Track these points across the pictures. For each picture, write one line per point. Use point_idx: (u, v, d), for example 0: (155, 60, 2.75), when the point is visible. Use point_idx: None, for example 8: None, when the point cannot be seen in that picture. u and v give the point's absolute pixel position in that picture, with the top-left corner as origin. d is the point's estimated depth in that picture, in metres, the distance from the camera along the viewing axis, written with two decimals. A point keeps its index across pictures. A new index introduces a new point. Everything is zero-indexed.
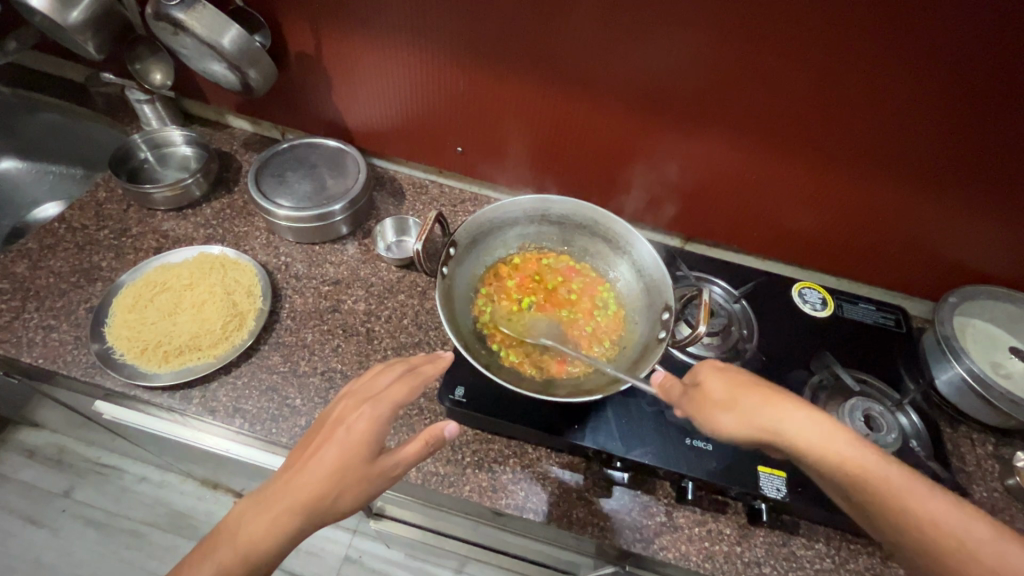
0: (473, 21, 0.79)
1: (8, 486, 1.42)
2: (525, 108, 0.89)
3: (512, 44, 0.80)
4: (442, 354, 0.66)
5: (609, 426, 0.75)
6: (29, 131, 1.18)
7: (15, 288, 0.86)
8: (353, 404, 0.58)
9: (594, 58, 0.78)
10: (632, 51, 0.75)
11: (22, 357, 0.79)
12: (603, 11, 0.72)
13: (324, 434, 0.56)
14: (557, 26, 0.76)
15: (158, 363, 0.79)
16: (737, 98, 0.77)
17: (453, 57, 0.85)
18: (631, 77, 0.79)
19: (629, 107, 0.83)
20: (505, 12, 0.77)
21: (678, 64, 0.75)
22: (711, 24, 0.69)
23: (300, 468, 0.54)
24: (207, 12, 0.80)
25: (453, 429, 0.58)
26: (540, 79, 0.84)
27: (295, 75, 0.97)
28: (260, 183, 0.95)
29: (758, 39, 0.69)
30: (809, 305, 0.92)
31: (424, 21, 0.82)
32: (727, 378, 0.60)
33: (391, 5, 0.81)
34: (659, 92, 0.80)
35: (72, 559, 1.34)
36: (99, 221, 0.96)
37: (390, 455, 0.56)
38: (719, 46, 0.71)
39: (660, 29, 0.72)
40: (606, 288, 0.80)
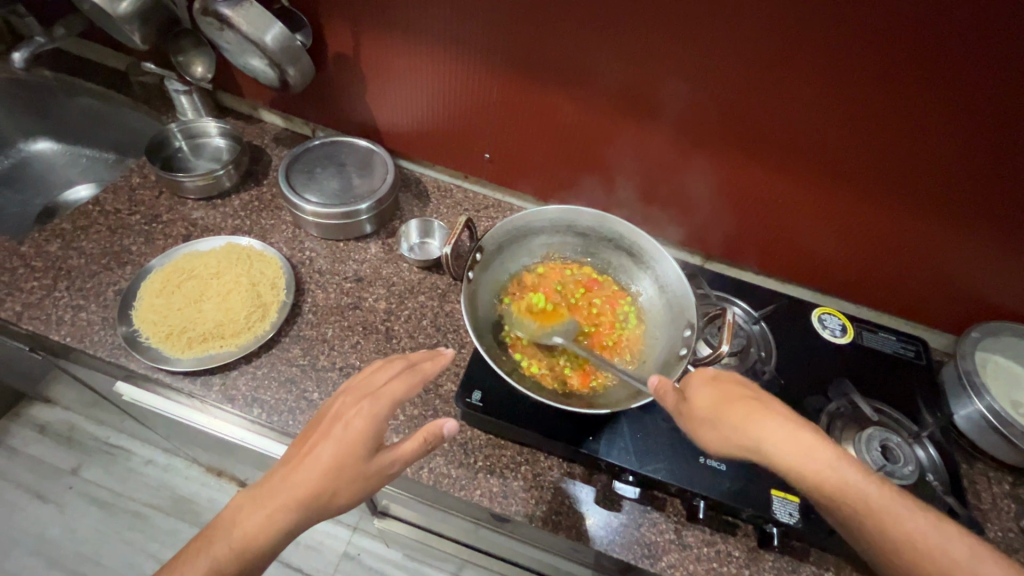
0: (514, 34, 0.81)
1: (18, 460, 1.44)
2: (554, 120, 0.90)
3: (551, 59, 0.82)
4: (442, 350, 0.65)
5: (624, 439, 0.75)
6: (67, 114, 1.21)
7: (47, 266, 0.88)
8: (351, 400, 0.58)
9: (631, 77, 0.79)
10: (670, 72, 0.77)
11: (51, 335, 0.80)
12: (645, 31, 0.73)
13: (322, 429, 0.56)
14: (592, 43, 0.77)
15: (182, 348, 0.80)
16: (772, 124, 0.77)
17: (491, 68, 0.87)
18: (663, 96, 0.80)
19: (662, 126, 0.84)
20: (543, 26, 0.78)
21: (715, 87, 0.76)
22: (752, 50, 0.70)
23: (298, 463, 0.55)
24: (254, 10, 0.82)
25: (452, 428, 0.58)
26: (576, 94, 0.85)
27: (331, 74, 0.99)
28: (290, 178, 0.96)
29: (792, 67, 0.70)
30: (828, 331, 0.92)
31: (461, 29, 0.84)
32: (712, 385, 0.60)
33: (431, 12, 0.83)
34: (694, 113, 0.81)
35: (76, 537, 1.36)
36: (131, 206, 0.98)
37: (387, 452, 0.57)
38: (758, 72, 0.72)
39: (701, 54, 0.73)
40: (627, 301, 0.80)
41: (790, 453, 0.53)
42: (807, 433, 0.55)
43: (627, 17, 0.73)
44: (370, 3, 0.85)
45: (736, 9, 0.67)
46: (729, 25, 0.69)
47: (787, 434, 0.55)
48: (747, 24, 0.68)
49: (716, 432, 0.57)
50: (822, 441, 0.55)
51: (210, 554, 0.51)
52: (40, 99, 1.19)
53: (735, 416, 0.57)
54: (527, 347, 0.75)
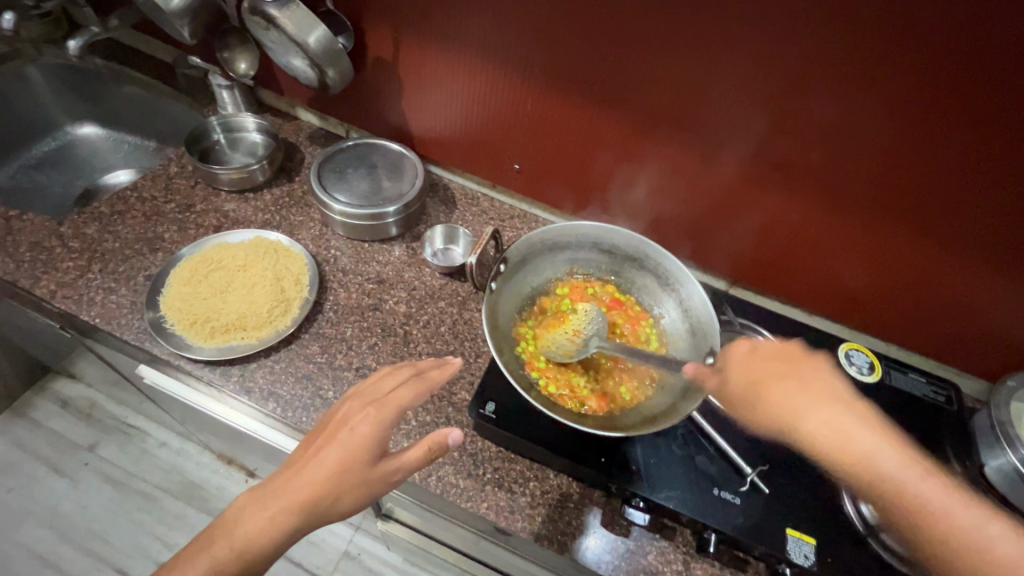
0: (554, 48, 0.81)
1: (39, 433, 1.48)
2: (584, 135, 0.90)
3: (590, 76, 0.82)
4: (451, 358, 0.65)
5: (636, 463, 0.73)
6: (113, 101, 1.25)
7: (83, 248, 0.90)
8: (358, 405, 0.58)
9: (670, 98, 0.79)
10: (711, 95, 0.76)
11: (81, 315, 0.83)
12: (687, 52, 0.73)
13: (328, 433, 0.57)
14: (628, 60, 0.77)
15: (204, 337, 0.82)
16: (811, 153, 0.76)
17: (528, 81, 0.87)
18: (697, 116, 0.79)
19: (698, 149, 0.83)
20: (581, 41, 0.78)
21: (755, 112, 0.75)
22: (798, 77, 0.69)
23: (301, 467, 0.55)
24: (299, 12, 0.84)
25: (457, 437, 0.57)
26: (612, 111, 0.85)
27: (368, 76, 1.00)
28: (322, 177, 0.98)
29: (831, 96, 0.69)
30: (854, 368, 0.88)
31: (499, 40, 0.84)
32: (751, 362, 0.66)
33: (471, 22, 0.84)
34: (732, 138, 0.79)
35: (88, 513, 1.39)
36: (167, 194, 1.00)
37: (392, 459, 0.56)
38: (802, 100, 0.71)
39: (743, 78, 0.72)
40: (649, 323, 0.79)
41: (825, 436, 0.58)
42: (837, 410, 0.60)
43: (671, 38, 0.72)
44: (413, 10, 0.87)
45: (783, 36, 0.66)
46: (775, 51, 0.68)
47: (819, 419, 0.59)
48: (793, 51, 0.67)
49: (756, 411, 0.62)
50: (852, 418, 0.60)
51: (214, 550, 0.51)
52: (90, 86, 1.23)
53: (771, 396, 0.62)
54: (545, 365, 0.74)
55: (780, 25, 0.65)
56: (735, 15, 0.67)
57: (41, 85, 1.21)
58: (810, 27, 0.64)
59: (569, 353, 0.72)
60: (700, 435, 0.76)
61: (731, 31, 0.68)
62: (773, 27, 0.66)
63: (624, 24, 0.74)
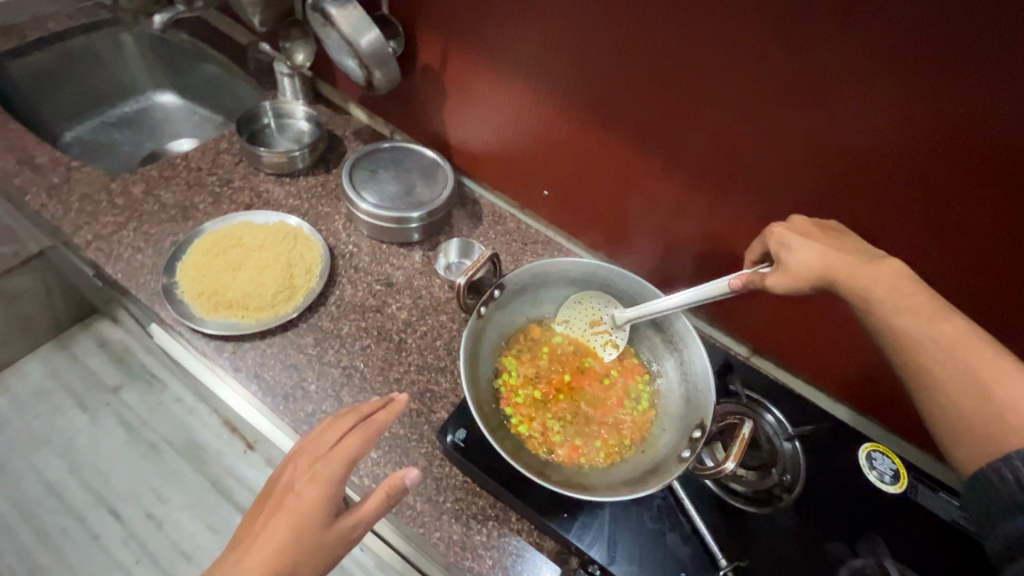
0: (597, 73, 0.77)
1: (75, 366, 1.59)
2: (607, 165, 0.86)
3: (630, 107, 0.77)
4: (396, 395, 0.63)
5: (601, 526, 0.68)
6: (192, 74, 1.34)
7: (125, 206, 0.96)
8: (305, 465, 0.57)
9: (710, 142, 0.73)
10: (754, 144, 0.70)
11: (106, 268, 0.87)
12: (734, 96, 0.67)
13: (275, 502, 0.55)
14: (657, 91, 0.73)
15: (208, 309, 0.84)
16: (857, 225, 0.67)
17: (567, 104, 0.84)
18: (722, 160, 0.74)
19: (728, 200, 0.77)
20: (611, 67, 0.75)
21: (797, 168, 0.68)
22: (854, 136, 0.62)
23: (250, 545, 0.53)
24: (355, 13, 0.87)
25: (414, 477, 0.56)
26: (648, 147, 0.80)
27: (415, 82, 1.02)
28: (353, 174, 1.00)
29: (870, 156, 0.62)
30: (875, 473, 0.77)
31: (534, 56, 0.83)
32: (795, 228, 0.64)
33: (510, 36, 0.83)
34: (767, 193, 0.72)
35: (98, 451, 1.47)
36: (212, 167, 1.05)
37: (347, 516, 0.56)
38: (846, 160, 0.64)
39: (791, 130, 0.66)
40: (643, 379, 0.76)
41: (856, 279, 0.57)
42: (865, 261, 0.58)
43: (719, 77, 0.67)
44: (464, 25, 0.87)
45: (843, 87, 0.60)
46: (831, 104, 0.61)
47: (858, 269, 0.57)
48: (854, 105, 0.60)
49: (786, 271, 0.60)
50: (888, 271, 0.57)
51: None
52: (175, 58, 1.33)
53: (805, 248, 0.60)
54: (521, 404, 0.72)
55: (841, 75, 0.59)
56: (792, 59, 0.61)
57: (133, 51, 1.31)
58: (875, 79, 0.58)
59: (619, 344, 0.77)
60: (678, 511, 0.70)
61: (785, 77, 0.63)
62: (833, 77, 0.60)
63: (671, 56, 0.69)
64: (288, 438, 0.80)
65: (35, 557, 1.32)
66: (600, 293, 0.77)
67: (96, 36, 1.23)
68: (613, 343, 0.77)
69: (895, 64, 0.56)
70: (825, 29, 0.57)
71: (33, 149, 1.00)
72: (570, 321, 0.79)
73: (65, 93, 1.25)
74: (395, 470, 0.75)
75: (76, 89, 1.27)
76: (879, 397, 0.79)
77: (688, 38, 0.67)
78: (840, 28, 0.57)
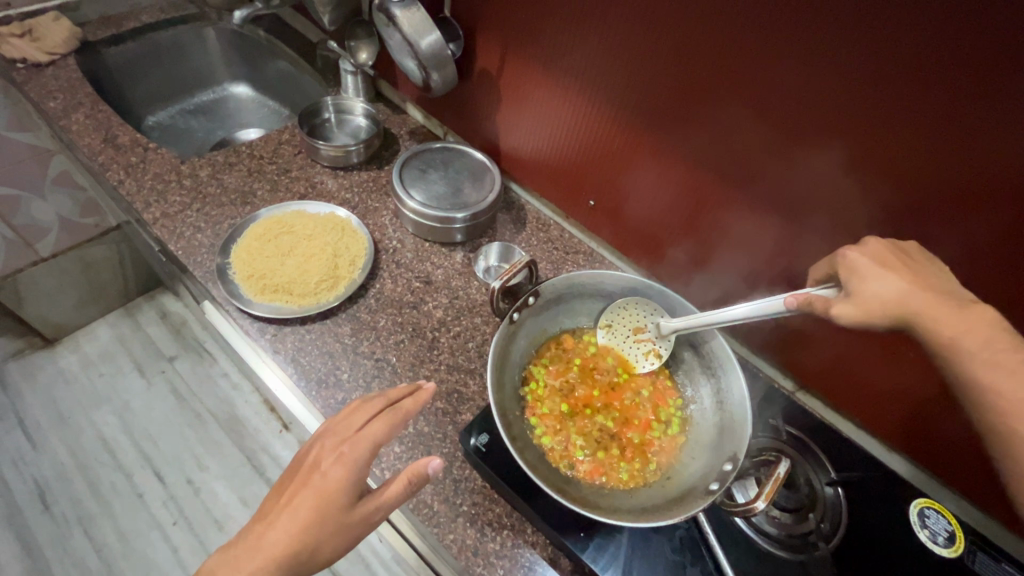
0: (657, 86, 0.74)
1: (138, 333, 1.70)
2: (650, 174, 0.84)
3: (688, 122, 0.74)
4: (425, 385, 0.63)
5: (618, 551, 0.65)
6: (265, 68, 1.41)
7: (192, 187, 1.02)
8: (332, 445, 0.58)
9: (768, 165, 0.69)
10: (817, 171, 0.64)
11: (169, 244, 0.93)
12: (803, 120, 0.62)
13: (301, 479, 0.56)
14: (702, 100, 0.70)
15: (256, 292, 0.88)
16: None
17: (624, 116, 0.81)
18: (769, 178, 0.70)
19: (773, 220, 0.73)
20: (657, 73, 0.73)
21: (850, 192, 0.63)
22: (933, 172, 0.56)
23: (275, 519, 0.54)
24: (419, 15, 0.89)
25: (436, 467, 0.56)
26: (703, 165, 0.76)
27: (471, 86, 1.03)
28: (404, 172, 1.01)
29: (933, 186, 0.57)
30: (928, 532, 0.71)
31: (582, 59, 0.82)
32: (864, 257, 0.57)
33: (560, 38, 0.83)
34: (817, 217, 0.68)
35: (150, 414, 1.57)
36: (273, 156, 1.10)
37: (371, 499, 0.56)
38: (905, 188, 0.59)
39: (845, 150, 0.61)
40: (676, 403, 0.74)
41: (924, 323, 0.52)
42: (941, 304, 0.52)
43: (788, 98, 0.62)
44: (522, 28, 0.87)
45: (919, 117, 0.54)
46: (896, 132, 0.56)
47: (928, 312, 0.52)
48: (936, 139, 0.54)
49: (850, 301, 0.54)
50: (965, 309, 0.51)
51: None
52: (251, 53, 1.41)
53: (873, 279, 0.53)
54: (546, 414, 0.71)
55: (926, 106, 0.53)
56: (872, 85, 0.56)
57: (214, 45, 1.40)
58: (949, 109, 0.52)
59: (661, 354, 0.75)
60: (703, 546, 0.66)
61: (862, 103, 0.57)
62: (916, 106, 0.54)
63: (726, 69, 0.66)
64: (317, 423, 0.82)
65: (85, 507, 1.41)
66: (645, 300, 0.74)
67: (183, 29, 1.32)
68: (655, 352, 0.75)
69: (994, 99, 0.50)
70: (914, 54, 0.52)
71: (118, 130, 1.08)
72: (612, 325, 0.77)
73: (151, 79, 1.35)
74: None
75: (161, 77, 1.36)
76: (932, 451, 0.72)
77: (751, 53, 0.63)
78: (932, 53, 0.51)
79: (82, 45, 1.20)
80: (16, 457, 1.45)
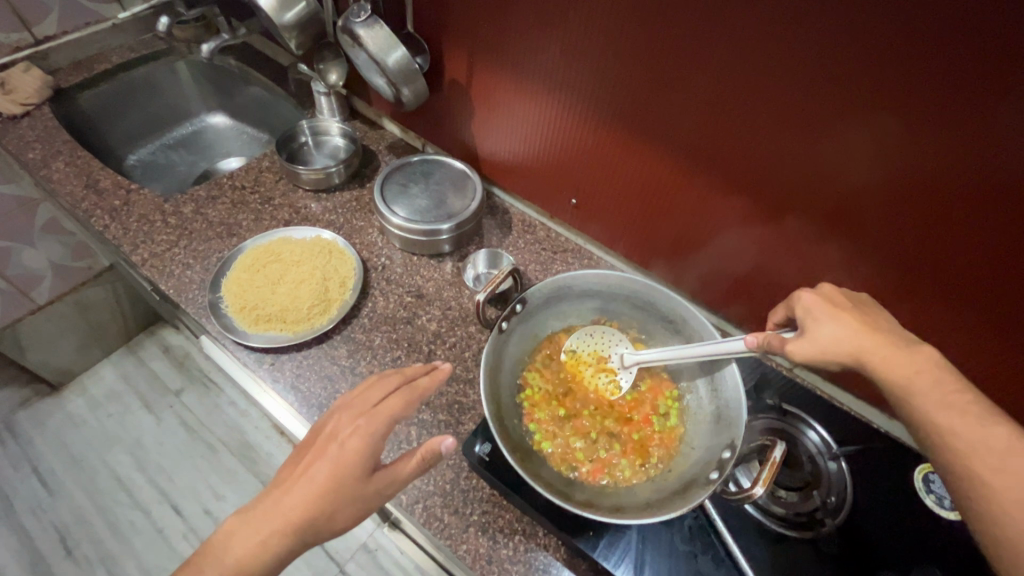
0: (644, 89, 0.73)
1: (142, 370, 1.71)
2: (624, 168, 0.85)
3: (651, 114, 0.75)
4: (439, 363, 0.64)
5: (629, 547, 0.66)
6: (239, 96, 1.42)
7: (177, 225, 1.02)
8: (349, 418, 0.58)
9: (735, 150, 0.70)
10: (791, 155, 0.65)
11: (160, 283, 0.94)
12: (793, 114, 0.62)
13: (317, 448, 0.56)
14: (662, 92, 0.71)
15: (250, 322, 0.89)
16: (885, 228, 0.64)
17: (612, 120, 0.80)
18: (736, 161, 0.71)
19: (746, 202, 0.74)
20: (616, 70, 0.74)
21: (814, 169, 0.64)
22: (924, 162, 0.56)
23: (290, 486, 0.55)
24: (382, 32, 0.89)
25: (449, 445, 0.55)
26: (673, 155, 0.77)
27: (443, 96, 1.03)
28: (385, 188, 1.02)
29: (888, 157, 0.58)
30: (933, 497, 0.71)
31: (542, 60, 0.82)
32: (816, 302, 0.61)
33: (520, 42, 0.83)
34: (786, 194, 0.69)
35: (163, 449, 1.58)
36: (255, 186, 1.11)
37: (386, 472, 0.56)
38: (862, 160, 0.60)
39: (802, 130, 0.62)
40: (671, 395, 0.75)
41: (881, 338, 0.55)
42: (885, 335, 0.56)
43: (743, 84, 0.63)
44: (487, 35, 0.87)
45: (867, 92, 0.55)
46: (847, 108, 0.58)
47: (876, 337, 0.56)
48: (885, 112, 0.56)
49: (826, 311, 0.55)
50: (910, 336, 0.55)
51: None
52: (224, 83, 1.41)
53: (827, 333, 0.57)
54: (544, 418, 0.72)
55: (918, 99, 0.53)
56: (864, 77, 0.55)
57: (187, 77, 1.40)
58: (893, 83, 0.53)
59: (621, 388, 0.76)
60: (712, 534, 0.67)
61: (853, 95, 0.56)
62: (908, 99, 0.53)
63: (680, 60, 0.67)
64: None
65: (108, 547, 1.42)
66: (612, 329, 0.79)
67: (154, 65, 1.33)
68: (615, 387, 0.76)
69: (985, 93, 0.49)
70: (907, 47, 0.51)
71: (99, 174, 1.09)
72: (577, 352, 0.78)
73: (128, 118, 1.35)
74: (423, 481, 0.76)
75: (138, 115, 1.36)
76: None
77: (703, 44, 0.64)
78: (926, 46, 0.50)
79: (56, 92, 1.20)
80: (35, 505, 1.47)
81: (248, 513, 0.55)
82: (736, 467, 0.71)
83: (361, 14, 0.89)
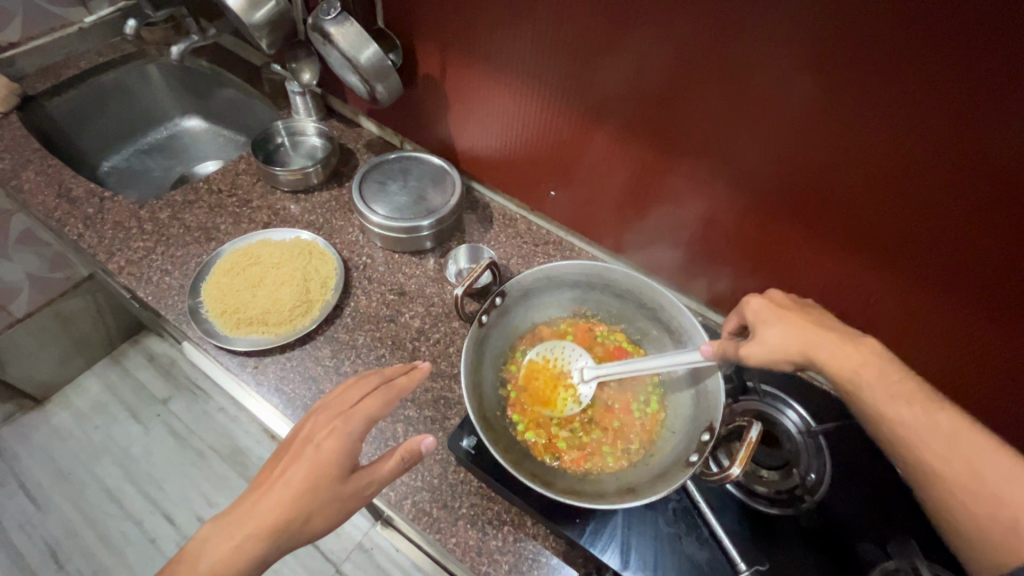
0: (608, 80, 0.74)
1: (128, 380, 1.69)
2: (585, 153, 0.87)
3: (602, 100, 0.77)
4: (419, 362, 0.65)
5: (616, 532, 0.67)
6: (214, 99, 1.40)
7: (154, 231, 1.01)
8: (323, 420, 0.58)
9: (681, 131, 0.72)
10: (732, 133, 0.68)
11: (138, 290, 0.93)
12: (737, 98, 0.64)
13: (292, 452, 0.56)
14: (610, 77, 0.74)
15: (231, 327, 0.88)
16: (827, 203, 0.66)
17: (567, 107, 0.83)
18: (685, 142, 0.73)
19: (700, 182, 0.76)
20: (566, 58, 0.77)
21: (756, 148, 0.67)
22: (891, 151, 0.57)
23: (265, 492, 0.55)
24: (353, 30, 0.89)
25: (429, 444, 0.56)
26: (627, 138, 0.79)
27: (418, 93, 1.02)
28: (364, 186, 1.01)
29: (821, 133, 0.60)
30: None
31: (499, 51, 0.84)
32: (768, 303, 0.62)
33: (479, 33, 0.84)
34: (734, 173, 0.72)
35: (151, 458, 1.56)
36: (232, 189, 1.10)
37: (364, 473, 0.57)
38: (797, 138, 0.63)
39: (740, 109, 0.65)
40: (651, 380, 0.76)
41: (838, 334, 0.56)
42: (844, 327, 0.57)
43: (682, 68, 0.66)
44: (458, 29, 0.86)
45: (792, 73, 0.58)
46: (777, 88, 0.60)
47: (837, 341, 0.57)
48: (810, 90, 0.58)
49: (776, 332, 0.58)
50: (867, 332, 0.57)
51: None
52: (198, 86, 1.40)
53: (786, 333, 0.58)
54: (528, 410, 0.73)
55: (878, 88, 0.54)
56: (853, 71, 0.54)
57: (158, 81, 1.38)
58: (813, 62, 0.56)
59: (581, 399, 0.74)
60: (697, 516, 0.68)
61: (801, 81, 0.58)
62: (864, 86, 0.54)
63: (622, 46, 0.69)
64: None
65: (99, 559, 1.41)
66: (572, 345, 0.78)
67: (124, 70, 1.30)
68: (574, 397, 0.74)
69: (943, 81, 0.50)
70: (885, 40, 0.51)
71: (72, 182, 1.07)
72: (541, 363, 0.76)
73: (99, 124, 1.33)
74: (411, 477, 0.76)
75: (110, 121, 1.34)
76: None
77: (641, 30, 0.66)
78: (917, 41, 0.49)
79: (23, 101, 1.17)
80: (23, 521, 1.45)
81: (230, 516, 0.54)
82: (716, 449, 0.72)
83: (331, 11, 0.89)
